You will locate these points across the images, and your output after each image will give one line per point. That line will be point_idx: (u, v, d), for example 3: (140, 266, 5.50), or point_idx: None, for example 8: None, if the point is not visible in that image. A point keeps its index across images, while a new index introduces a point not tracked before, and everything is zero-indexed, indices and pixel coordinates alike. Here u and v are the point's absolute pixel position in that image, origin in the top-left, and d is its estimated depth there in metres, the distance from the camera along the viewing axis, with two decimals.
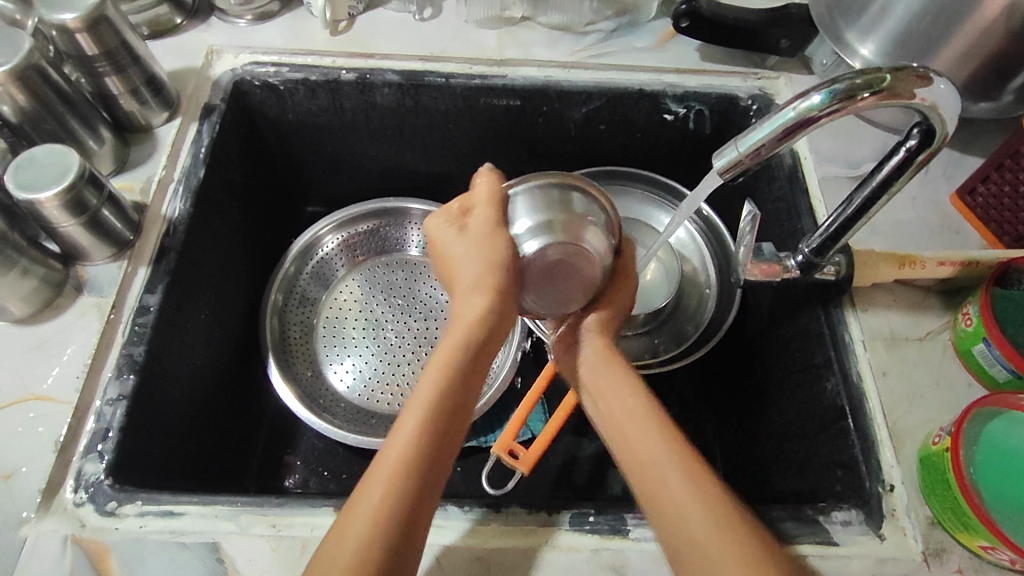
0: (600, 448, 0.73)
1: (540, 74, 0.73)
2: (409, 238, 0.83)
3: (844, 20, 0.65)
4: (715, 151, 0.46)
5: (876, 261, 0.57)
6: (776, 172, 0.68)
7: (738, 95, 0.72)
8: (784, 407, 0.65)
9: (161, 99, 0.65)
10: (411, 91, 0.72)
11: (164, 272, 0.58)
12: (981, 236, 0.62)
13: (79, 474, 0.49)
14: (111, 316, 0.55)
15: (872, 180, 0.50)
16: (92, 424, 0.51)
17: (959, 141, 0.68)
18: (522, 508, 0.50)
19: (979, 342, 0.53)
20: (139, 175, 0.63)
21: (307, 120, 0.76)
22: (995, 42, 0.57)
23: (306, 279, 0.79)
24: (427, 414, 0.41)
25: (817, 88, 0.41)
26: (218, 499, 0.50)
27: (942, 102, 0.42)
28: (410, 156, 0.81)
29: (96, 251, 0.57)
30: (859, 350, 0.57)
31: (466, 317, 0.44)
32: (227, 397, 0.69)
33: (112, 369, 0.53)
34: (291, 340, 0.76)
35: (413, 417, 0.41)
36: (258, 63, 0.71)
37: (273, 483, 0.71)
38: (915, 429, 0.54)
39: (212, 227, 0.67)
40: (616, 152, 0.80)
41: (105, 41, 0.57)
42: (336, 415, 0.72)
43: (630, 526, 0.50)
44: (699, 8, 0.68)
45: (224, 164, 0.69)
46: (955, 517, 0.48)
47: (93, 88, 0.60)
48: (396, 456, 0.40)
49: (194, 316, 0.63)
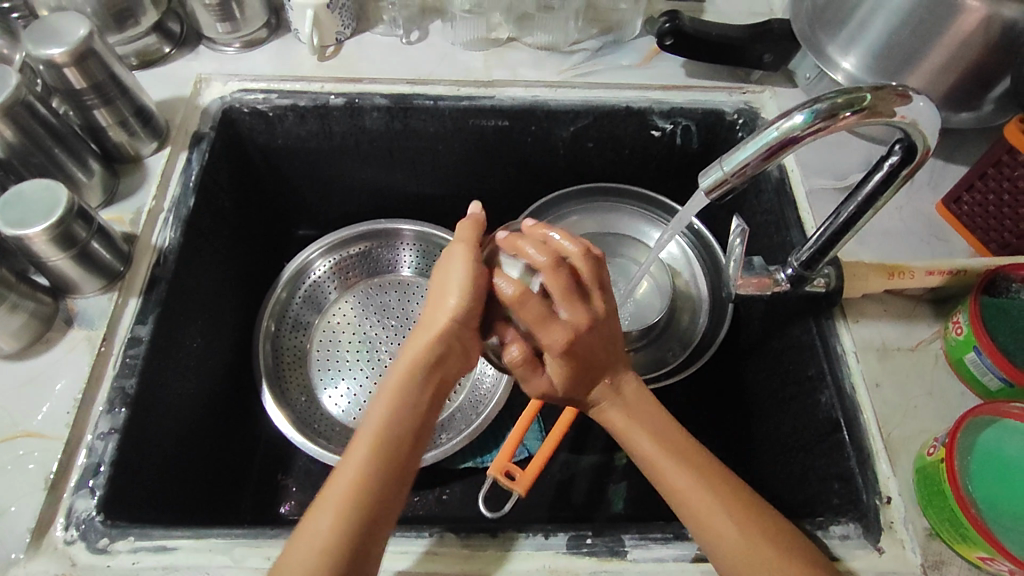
0: (598, 466, 0.73)
1: (527, 94, 0.73)
2: (400, 258, 0.83)
3: (825, 34, 0.66)
4: (701, 171, 0.46)
5: (866, 273, 0.57)
6: (763, 185, 0.69)
7: (724, 109, 0.72)
8: (779, 419, 0.65)
9: (150, 128, 0.65)
10: (400, 114, 0.73)
11: (155, 303, 0.58)
12: (968, 244, 0.63)
13: (71, 511, 0.49)
14: (102, 349, 0.55)
15: (857, 194, 0.50)
16: (83, 458, 0.51)
17: (942, 150, 0.69)
18: (520, 533, 0.50)
19: (970, 351, 0.53)
20: (129, 206, 0.63)
21: (297, 145, 0.76)
22: (974, 53, 0.58)
23: (298, 304, 0.79)
24: (375, 442, 0.45)
25: (798, 108, 0.42)
26: (212, 532, 0.50)
27: (922, 119, 0.42)
28: (400, 177, 0.81)
29: (85, 283, 0.56)
30: (851, 361, 0.57)
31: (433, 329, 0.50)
32: (220, 423, 0.69)
33: (103, 403, 0.53)
34: (284, 367, 0.75)
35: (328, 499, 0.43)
36: (246, 90, 0.72)
37: (269, 510, 0.71)
38: (910, 440, 0.54)
39: (203, 255, 0.67)
40: (605, 168, 0.80)
41: (93, 74, 0.57)
42: (333, 441, 0.71)
43: (628, 547, 0.50)
44: (682, 26, 0.69)
45: (213, 191, 0.69)
46: (953, 528, 0.47)
47: (81, 120, 0.61)
48: (351, 479, 0.44)
49: (185, 346, 0.62)
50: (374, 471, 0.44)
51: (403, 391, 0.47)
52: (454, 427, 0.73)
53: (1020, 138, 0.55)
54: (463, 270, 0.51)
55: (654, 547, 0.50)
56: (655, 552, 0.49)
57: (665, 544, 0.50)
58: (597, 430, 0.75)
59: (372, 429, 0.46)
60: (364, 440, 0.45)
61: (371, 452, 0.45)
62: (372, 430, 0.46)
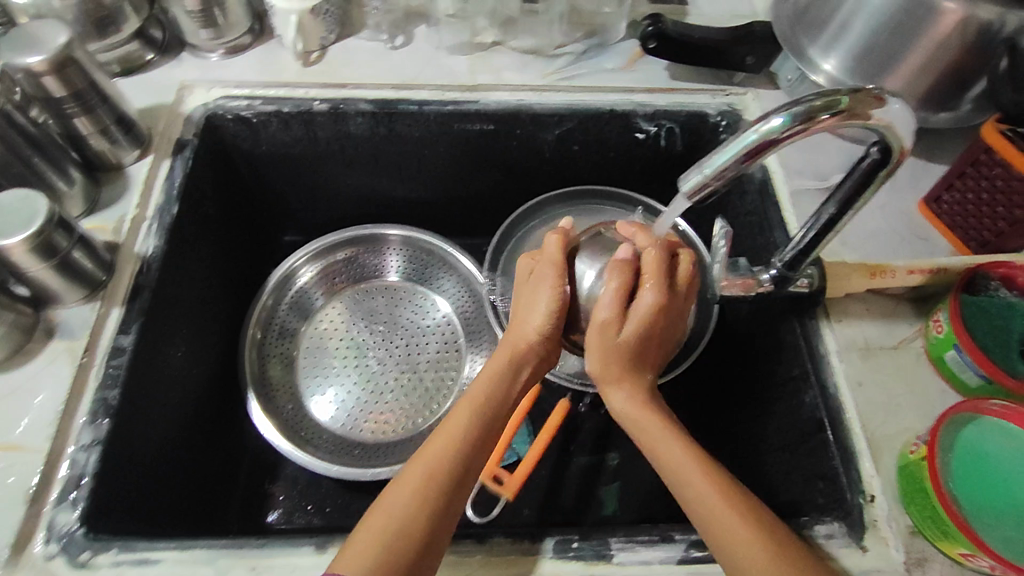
0: (587, 468, 0.73)
1: (512, 97, 0.73)
2: (387, 264, 0.83)
3: (806, 36, 0.66)
4: (681, 175, 0.46)
5: (847, 272, 0.58)
6: (747, 186, 0.69)
7: (708, 111, 0.73)
8: (765, 419, 0.65)
9: (132, 137, 0.65)
10: (385, 120, 0.73)
11: (138, 312, 0.58)
12: (948, 242, 0.63)
13: (51, 525, 0.48)
14: (84, 360, 0.55)
15: (835, 195, 0.51)
16: (64, 471, 0.50)
17: (923, 149, 0.69)
18: (506, 538, 0.50)
19: (951, 349, 0.54)
20: (111, 215, 0.63)
21: (282, 151, 0.76)
22: (951, 54, 0.59)
23: (285, 311, 0.79)
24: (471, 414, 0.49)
25: (777, 111, 0.42)
26: (196, 543, 0.49)
27: (898, 121, 0.43)
28: (386, 182, 0.81)
29: (67, 294, 0.56)
30: (834, 361, 0.57)
31: (524, 332, 0.53)
32: (204, 434, 0.68)
33: (86, 414, 0.53)
34: (271, 374, 0.75)
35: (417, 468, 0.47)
36: (230, 97, 0.71)
37: (256, 518, 0.70)
38: (893, 438, 0.54)
39: (187, 263, 0.67)
40: (590, 171, 0.80)
41: (73, 82, 0.57)
42: (320, 447, 0.71)
43: (614, 550, 0.50)
44: (665, 30, 0.69)
45: (198, 199, 0.69)
46: (936, 525, 0.48)
47: (62, 129, 0.60)
48: (445, 444, 0.48)
49: (169, 355, 0.62)
50: (467, 442, 0.48)
51: (501, 379, 0.51)
52: None
53: (997, 137, 0.57)
54: (548, 299, 0.53)
55: (640, 549, 0.50)
56: (642, 555, 0.50)
57: (651, 547, 0.50)
58: (585, 433, 0.75)
59: (468, 415, 0.49)
60: (461, 412, 0.49)
61: (470, 422, 0.49)
62: (473, 402, 0.50)
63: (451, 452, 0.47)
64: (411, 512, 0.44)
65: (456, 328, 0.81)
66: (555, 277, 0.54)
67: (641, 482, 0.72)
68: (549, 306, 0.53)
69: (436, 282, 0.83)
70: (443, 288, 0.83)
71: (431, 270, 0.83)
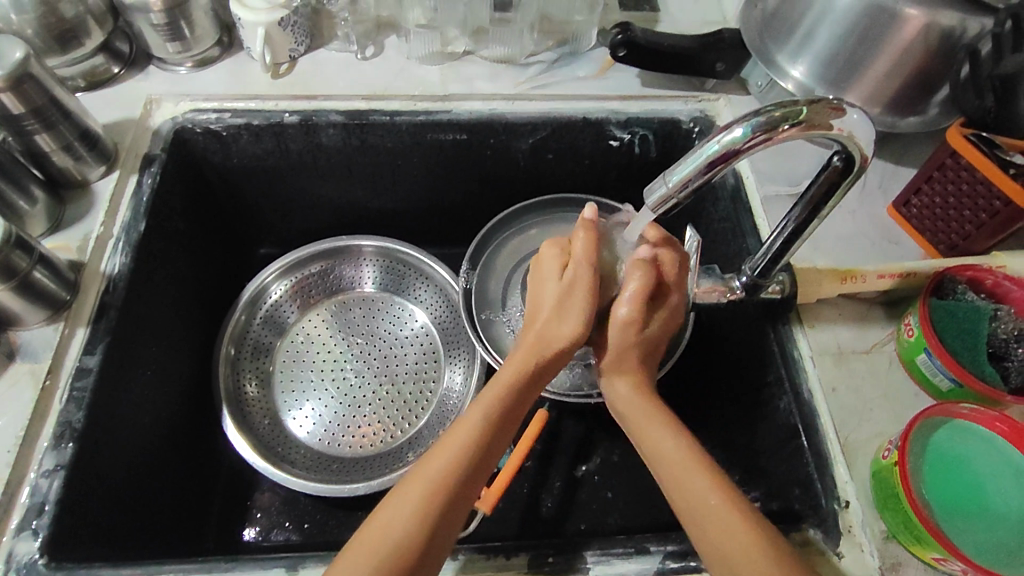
0: (567, 478, 0.73)
1: (485, 107, 0.73)
2: (363, 275, 0.82)
3: (774, 43, 0.67)
4: (646, 187, 0.46)
5: (818, 279, 0.58)
6: (719, 192, 0.69)
7: (680, 118, 0.73)
8: (742, 425, 0.65)
9: (97, 153, 0.64)
10: (356, 130, 0.72)
11: (104, 332, 0.57)
12: (918, 246, 0.64)
13: (11, 555, 0.47)
14: (47, 383, 0.54)
15: (801, 201, 0.51)
16: (27, 497, 0.49)
17: (892, 153, 0.70)
18: (481, 554, 0.50)
19: (921, 352, 0.54)
20: (76, 234, 0.62)
21: (254, 164, 0.75)
22: (915, 60, 0.59)
23: (259, 326, 0.78)
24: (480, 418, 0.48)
25: (738, 121, 0.42)
26: (164, 568, 0.48)
27: (857, 131, 0.43)
28: (361, 194, 0.81)
29: (29, 314, 0.55)
30: (808, 366, 0.57)
31: (554, 340, 0.51)
32: (180, 454, 0.68)
33: (49, 439, 0.52)
34: (245, 390, 0.74)
35: (414, 490, 0.45)
36: (198, 110, 0.70)
37: (232, 538, 0.69)
38: (866, 443, 0.54)
39: (155, 280, 0.65)
40: (565, 179, 0.80)
41: (32, 99, 0.56)
42: (296, 464, 0.70)
43: (590, 563, 0.49)
44: (635, 38, 0.69)
45: (167, 214, 0.68)
46: (908, 530, 0.48)
47: (23, 147, 0.59)
48: (459, 446, 0.46)
49: (137, 375, 0.61)
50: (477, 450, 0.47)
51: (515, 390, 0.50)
52: (420, 445, 0.72)
53: (961, 140, 0.57)
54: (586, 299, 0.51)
55: (615, 562, 0.49)
56: (618, 567, 0.49)
57: (626, 559, 0.50)
58: (565, 442, 0.74)
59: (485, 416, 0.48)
60: (475, 415, 0.48)
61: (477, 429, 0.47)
62: (487, 406, 0.49)
63: (446, 477, 0.45)
64: (419, 509, 0.44)
65: (434, 338, 0.80)
66: (589, 280, 0.51)
67: (621, 491, 0.72)
68: (580, 312, 0.51)
69: (413, 292, 0.82)
70: (420, 298, 0.82)
71: (407, 281, 0.82)
